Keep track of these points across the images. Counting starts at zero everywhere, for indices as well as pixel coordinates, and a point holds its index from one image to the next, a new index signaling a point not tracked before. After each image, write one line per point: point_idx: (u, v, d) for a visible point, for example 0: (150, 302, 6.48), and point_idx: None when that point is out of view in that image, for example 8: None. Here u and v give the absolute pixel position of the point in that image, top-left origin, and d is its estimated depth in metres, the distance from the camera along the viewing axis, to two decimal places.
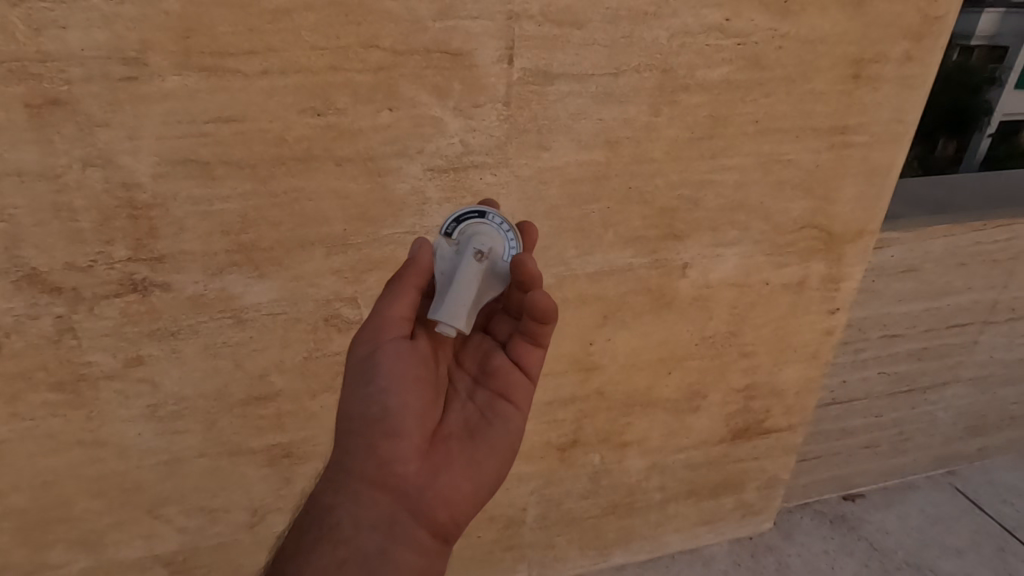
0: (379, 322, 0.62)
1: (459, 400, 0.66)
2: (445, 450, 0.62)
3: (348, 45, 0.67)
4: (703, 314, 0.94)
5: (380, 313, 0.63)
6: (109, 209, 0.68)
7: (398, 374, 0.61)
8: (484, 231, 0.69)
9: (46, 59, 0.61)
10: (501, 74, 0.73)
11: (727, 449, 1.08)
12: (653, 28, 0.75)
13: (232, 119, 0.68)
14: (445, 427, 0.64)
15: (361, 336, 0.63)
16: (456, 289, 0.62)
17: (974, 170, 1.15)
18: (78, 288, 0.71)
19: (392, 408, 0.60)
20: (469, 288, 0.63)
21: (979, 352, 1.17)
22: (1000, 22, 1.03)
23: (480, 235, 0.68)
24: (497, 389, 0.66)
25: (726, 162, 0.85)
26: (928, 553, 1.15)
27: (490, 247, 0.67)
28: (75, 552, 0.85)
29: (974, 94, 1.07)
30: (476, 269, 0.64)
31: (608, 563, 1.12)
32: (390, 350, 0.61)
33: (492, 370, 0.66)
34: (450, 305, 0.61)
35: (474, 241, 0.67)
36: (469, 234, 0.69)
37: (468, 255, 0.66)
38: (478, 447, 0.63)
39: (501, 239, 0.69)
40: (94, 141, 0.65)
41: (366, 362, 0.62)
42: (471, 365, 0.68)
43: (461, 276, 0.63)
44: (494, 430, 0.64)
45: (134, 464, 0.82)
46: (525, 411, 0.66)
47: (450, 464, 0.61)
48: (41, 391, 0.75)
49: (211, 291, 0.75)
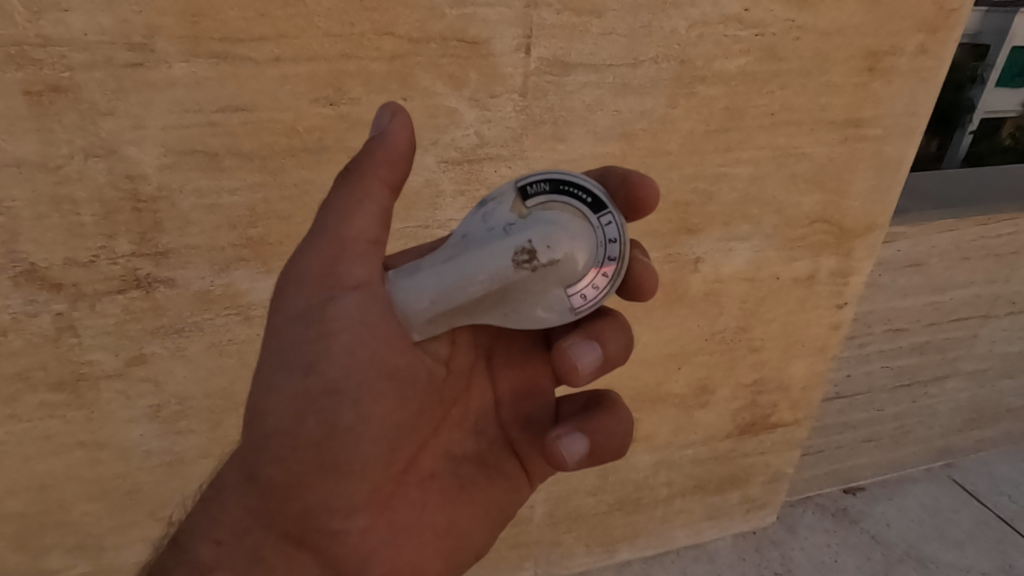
0: (326, 249, 0.53)
1: (468, 428, 0.60)
2: (419, 496, 0.56)
3: (363, 31, 0.65)
4: (714, 308, 0.93)
5: (331, 234, 0.53)
6: (112, 202, 0.65)
7: (354, 363, 0.52)
8: (574, 230, 0.50)
9: (46, 44, 0.58)
10: (518, 63, 0.71)
11: (734, 444, 1.08)
12: (672, 18, 0.73)
13: (241, 109, 0.65)
14: (435, 461, 0.57)
15: (308, 276, 0.53)
16: (450, 272, 0.49)
17: (956, 165, 1.14)
18: (79, 285, 0.68)
19: (345, 421, 0.52)
20: (465, 285, 0.49)
21: (979, 345, 1.18)
22: (983, 21, 1.00)
23: (554, 229, 0.49)
24: (517, 438, 0.61)
25: (741, 155, 0.83)
26: (929, 545, 1.15)
27: (552, 257, 0.49)
28: (73, 557, 0.82)
29: (955, 93, 1.05)
30: (494, 272, 0.48)
31: (614, 559, 1.12)
32: (346, 308, 0.52)
33: (524, 412, 0.61)
34: (426, 290, 0.50)
35: (537, 234, 0.49)
36: (547, 217, 0.50)
37: (514, 246, 0.48)
38: (464, 504, 0.58)
39: (578, 257, 0.50)
40: (97, 131, 0.62)
41: (315, 321, 0.52)
42: (502, 384, 0.61)
43: (468, 264, 0.49)
44: (490, 488, 0.59)
45: (135, 466, 0.79)
46: (533, 477, 0.61)
47: (421, 519, 0.56)
48: (39, 392, 0.72)
49: (217, 287, 0.72)
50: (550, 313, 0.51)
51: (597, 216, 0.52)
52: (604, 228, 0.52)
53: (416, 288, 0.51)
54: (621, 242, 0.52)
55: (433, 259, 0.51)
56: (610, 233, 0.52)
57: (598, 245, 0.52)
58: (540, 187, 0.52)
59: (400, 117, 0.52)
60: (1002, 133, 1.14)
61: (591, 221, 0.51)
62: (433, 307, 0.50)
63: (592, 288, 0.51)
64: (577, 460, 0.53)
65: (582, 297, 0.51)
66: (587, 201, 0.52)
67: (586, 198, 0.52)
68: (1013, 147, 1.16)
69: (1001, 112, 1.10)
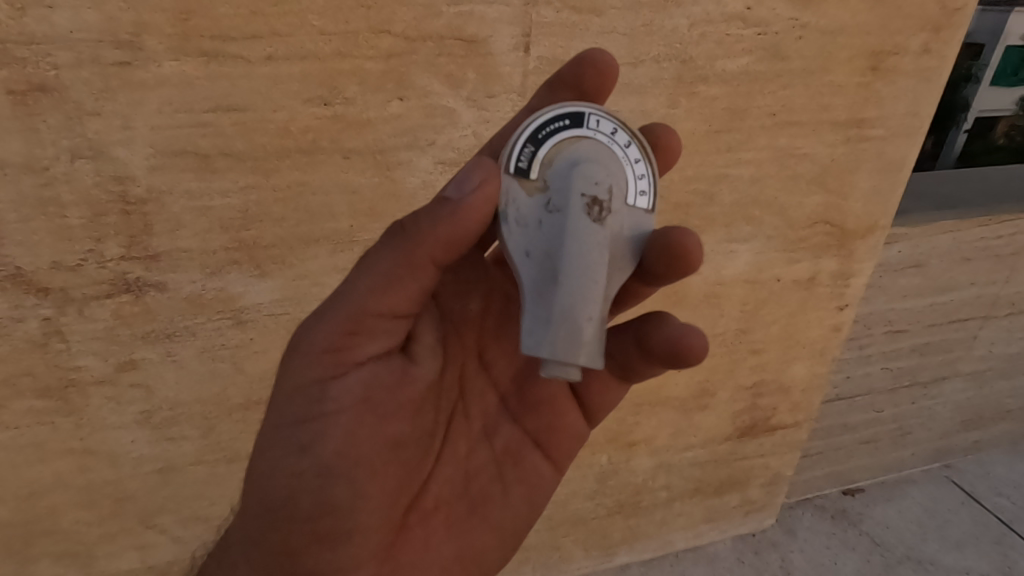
0: (341, 322, 0.49)
1: (472, 438, 0.58)
2: (425, 532, 0.55)
3: (358, 30, 0.63)
4: (715, 311, 0.92)
5: (348, 308, 0.49)
6: (100, 204, 0.64)
7: (351, 441, 0.51)
8: (585, 149, 0.47)
9: (30, 42, 0.56)
10: (517, 62, 0.69)
11: (733, 446, 1.07)
12: (673, 17, 0.72)
13: (232, 109, 0.63)
14: (440, 489, 0.56)
15: (315, 348, 0.50)
16: (572, 289, 0.44)
17: (950, 165, 1.10)
18: (66, 289, 0.66)
19: (341, 495, 0.50)
20: (595, 281, 0.45)
21: (979, 346, 1.17)
22: (976, 20, 0.97)
23: (584, 166, 0.46)
24: (530, 432, 0.60)
25: (742, 155, 0.82)
26: (928, 547, 1.15)
27: (608, 189, 0.47)
28: (63, 565, 0.80)
29: (951, 92, 1.02)
30: (598, 247, 0.45)
31: (613, 563, 1.11)
32: (348, 389, 0.51)
33: (533, 403, 0.59)
34: (572, 324, 0.44)
35: (582, 183, 0.46)
36: (565, 165, 0.47)
37: (583, 215, 0.45)
38: (477, 524, 0.57)
39: (616, 170, 0.48)
40: (83, 131, 0.61)
41: (315, 399, 0.50)
42: (502, 379, 0.59)
43: (576, 264, 0.44)
44: (507, 498, 0.58)
45: (126, 473, 0.77)
46: (549, 477, 0.61)
47: (432, 554, 0.55)
48: (27, 398, 0.70)
49: (209, 291, 0.71)
50: (638, 235, 0.49)
51: (585, 125, 0.48)
52: (600, 127, 0.49)
53: (556, 335, 0.44)
54: (619, 126, 0.49)
55: (533, 297, 0.45)
56: (607, 129, 0.49)
57: (611, 146, 0.49)
58: (525, 152, 0.47)
59: (485, 189, 0.44)
60: (996, 132, 1.10)
61: (587, 135, 0.48)
62: (590, 330, 0.44)
63: (642, 183, 0.49)
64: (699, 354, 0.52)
65: (643, 196, 0.49)
66: (567, 123, 0.48)
67: (563, 123, 0.48)
68: (1006, 146, 1.13)
69: (997, 111, 1.07)
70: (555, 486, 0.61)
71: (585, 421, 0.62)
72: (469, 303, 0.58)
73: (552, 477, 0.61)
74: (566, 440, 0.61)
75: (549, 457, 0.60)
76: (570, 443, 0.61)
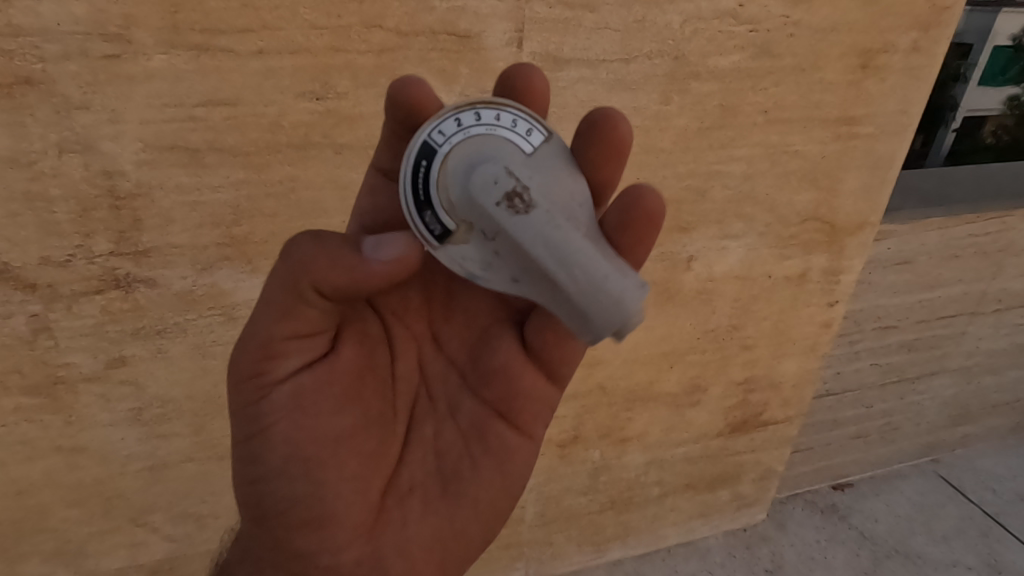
0: (253, 349, 0.47)
1: (436, 419, 0.56)
2: (403, 513, 0.54)
3: (350, 24, 0.63)
4: (707, 307, 0.93)
5: (255, 333, 0.47)
6: (89, 199, 0.63)
7: (296, 446, 0.50)
8: (454, 170, 0.48)
9: (17, 34, 0.56)
10: (510, 58, 0.69)
11: (725, 442, 1.08)
12: (666, 13, 0.72)
13: (224, 103, 0.63)
14: (413, 471, 0.55)
15: (237, 373, 0.48)
16: (567, 282, 0.44)
17: (939, 164, 1.10)
18: (55, 285, 0.66)
19: (301, 489, 0.50)
20: (574, 248, 0.44)
21: (966, 342, 1.18)
22: (965, 20, 0.98)
23: (473, 183, 0.47)
24: (491, 405, 0.57)
25: (734, 153, 0.82)
26: (916, 540, 1.17)
27: (506, 172, 0.46)
28: (53, 564, 0.80)
29: (941, 92, 1.02)
30: (547, 221, 0.45)
31: (605, 559, 1.11)
32: (280, 403, 0.49)
33: (489, 376, 0.57)
34: (596, 290, 0.44)
35: (484, 194, 0.46)
36: (464, 198, 0.47)
37: (506, 214, 0.45)
38: (453, 502, 0.55)
39: (497, 145, 0.48)
40: (72, 125, 0.60)
41: (252, 418, 0.49)
42: (457, 357, 0.57)
43: (545, 254, 0.44)
44: (479, 474, 0.56)
45: (116, 471, 0.77)
46: (532, 440, 0.58)
47: (413, 534, 0.54)
48: (14, 396, 0.69)
49: (200, 287, 0.70)
50: (565, 161, 0.51)
51: (437, 146, 0.49)
52: (448, 132, 0.49)
53: (594, 312, 0.44)
54: (456, 113, 0.49)
55: (555, 305, 0.46)
56: (452, 125, 0.49)
57: (474, 135, 0.49)
58: (429, 218, 0.49)
59: (397, 261, 0.46)
60: (983, 131, 1.11)
61: (448, 150, 0.49)
62: (609, 277, 0.44)
63: (520, 127, 0.50)
64: (640, 190, 0.54)
65: (531, 134, 0.50)
66: (428, 163, 0.49)
67: (425, 167, 0.49)
68: (994, 145, 1.14)
69: (984, 110, 1.08)
70: (531, 454, 0.59)
71: (547, 385, 0.58)
72: (409, 294, 0.56)
73: (524, 446, 0.58)
74: (531, 405, 0.57)
75: (517, 427, 0.57)
76: (536, 410, 0.58)
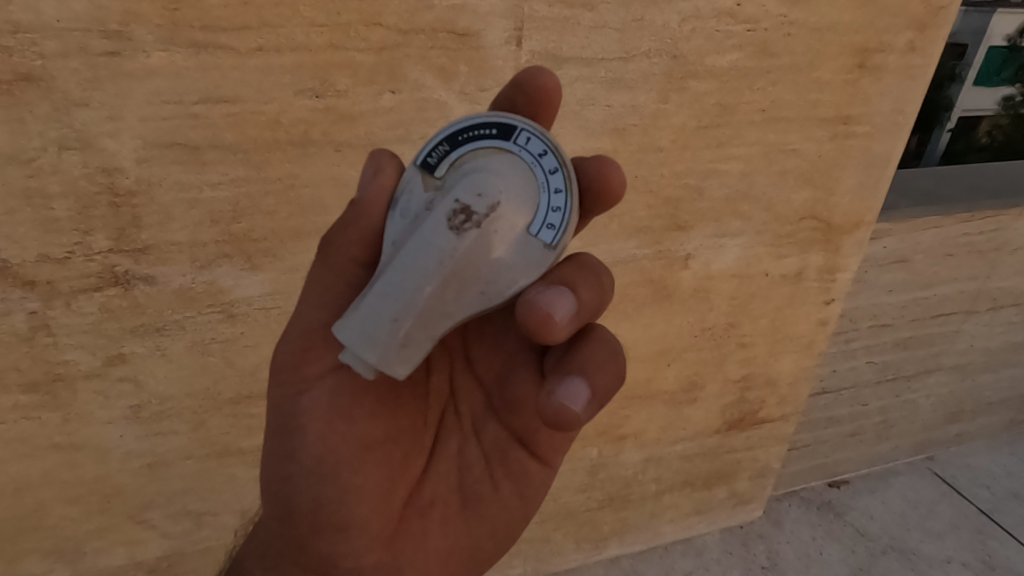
0: (294, 343, 0.51)
1: (461, 436, 0.56)
2: (422, 525, 0.54)
3: (350, 22, 0.63)
4: (704, 306, 0.93)
5: (298, 326, 0.51)
6: (88, 196, 0.63)
7: (327, 448, 0.51)
8: (493, 163, 0.45)
9: (16, 30, 0.56)
10: (509, 56, 0.69)
11: (721, 439, 1.08)
12: (664, 12, 0.72)
13: (223, 100, 0.63)
14: (435, 484, 0.55)
15: (280, 369, 0.52)
16: (381, 286, 0.42)
17: (934, 163, 1.10)
18: (54, 282, 0.66)
19: (329, 492, 0.51)
20: (417, 272, 0.42)
21: (962, 340, 1.19)
22: (961, 20, 0.98)
23: (481, 177, 0.44)
24: (515, 431, 0.54)
25: (732, 151, 0.83)
26: (911, 537, 1.18)
27: (491, 203, 0.43)
28: (50, 562, 0.80)
29: (936, 92, 1.02)
30: (440, 246, 0.42)
31: (602, 556, 1.12)
32: (314, 402, 0.51)
33: (514, 404, 0.54)
34: (372, 313, 0.42)
35: (463, 185, 0.44)
36: (467, 172, 0.45)
37: (447, 205, 0.43)
38: (471, 519, 0.55)
39: (528, 185, 0.45)
40: (71, 122, 0.60)
41: (288, 413, 0.52)
42: (486, 375, 0.56)
43: (406, 262, 0.42)
44: (498, 496, 0.55)
45: (115, 469, 0.77)
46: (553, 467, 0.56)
47: (431, 547, 0.54)
48: (12, 393, 0.69)
49: (199, 284, 0.70)
50: (531, 276, 0.45)
51: (511, 139, 0.46)
52: (527, 147, 0.46)
53: (359, 326, 0.42)
54: (548, 147, 0.46)
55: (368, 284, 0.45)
56: (536, 147, 0.46)
57: (533, 169, 0.46)
58: (439, 151, 0.46)
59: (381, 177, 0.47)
60: (978, 131, 1.11)
61: (511, 150, 0.46)
62: (388, 323, 0.42)
63: (552, 216, 0.45)
64: (586, 407, 0.46)
65: (549, 231, 0.45)
66: (492, 135, 0.46)
67: (489, 133, 0.46)
68: (989, 145, 1.14)
69: (980, 110, 1.08)
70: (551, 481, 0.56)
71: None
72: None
73: (546, 475, 0.55)
74: (556, 437, 0.54)
75: (540, 456, 0.55)
76: (561, 443, 0.55)
